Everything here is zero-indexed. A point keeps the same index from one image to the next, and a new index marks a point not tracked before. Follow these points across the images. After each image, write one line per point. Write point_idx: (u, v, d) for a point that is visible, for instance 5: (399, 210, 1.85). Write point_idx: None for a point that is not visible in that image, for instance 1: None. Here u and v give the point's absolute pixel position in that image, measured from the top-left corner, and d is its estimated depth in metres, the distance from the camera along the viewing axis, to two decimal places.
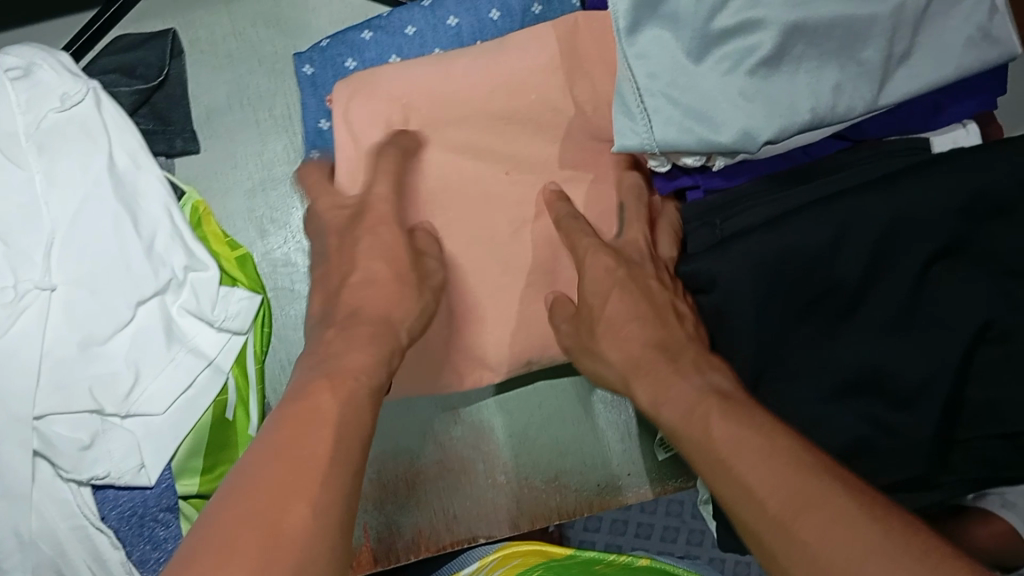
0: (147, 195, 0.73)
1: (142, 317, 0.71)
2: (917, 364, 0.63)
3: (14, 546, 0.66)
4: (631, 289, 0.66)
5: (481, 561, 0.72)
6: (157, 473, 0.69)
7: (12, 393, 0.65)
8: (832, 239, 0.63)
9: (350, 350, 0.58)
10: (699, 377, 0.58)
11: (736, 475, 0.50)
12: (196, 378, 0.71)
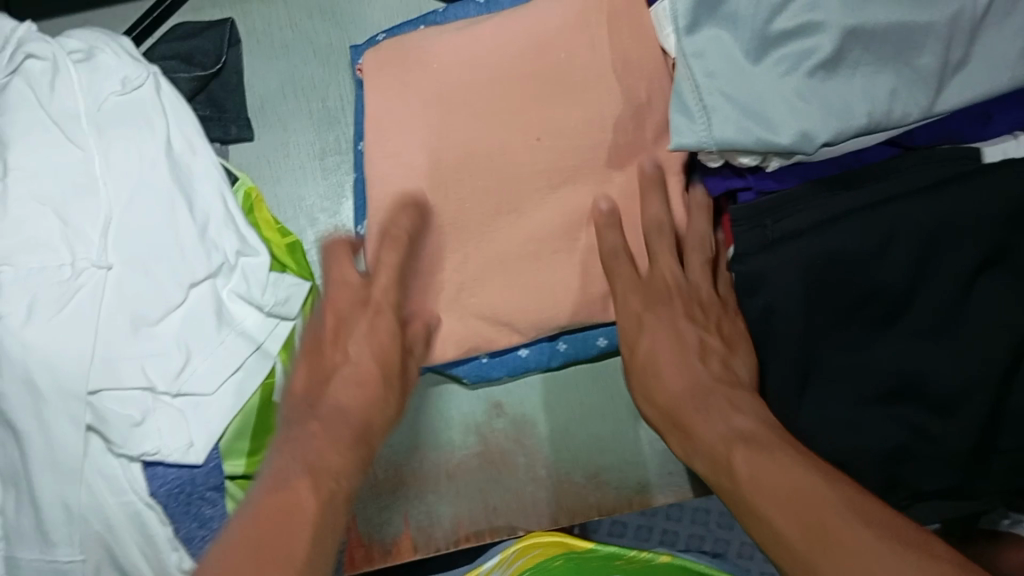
0: (202, 180, 0.74)
1: (194, 299, 0.71)
2: (950, 371, 0.62)
3: (62, 519, 0.66)
4: (665, 333, 0.65)
5: (502, 554, 0.71)
6: (205, 452, 0.68)
7: (57, 366, 0.65)
8: (877, 246, 0.63)
9: (338, 423, 0.56)
10: (733, 418, 0.57)
11: (770, 518, 0.48)
12: (244, 362, 0.72)
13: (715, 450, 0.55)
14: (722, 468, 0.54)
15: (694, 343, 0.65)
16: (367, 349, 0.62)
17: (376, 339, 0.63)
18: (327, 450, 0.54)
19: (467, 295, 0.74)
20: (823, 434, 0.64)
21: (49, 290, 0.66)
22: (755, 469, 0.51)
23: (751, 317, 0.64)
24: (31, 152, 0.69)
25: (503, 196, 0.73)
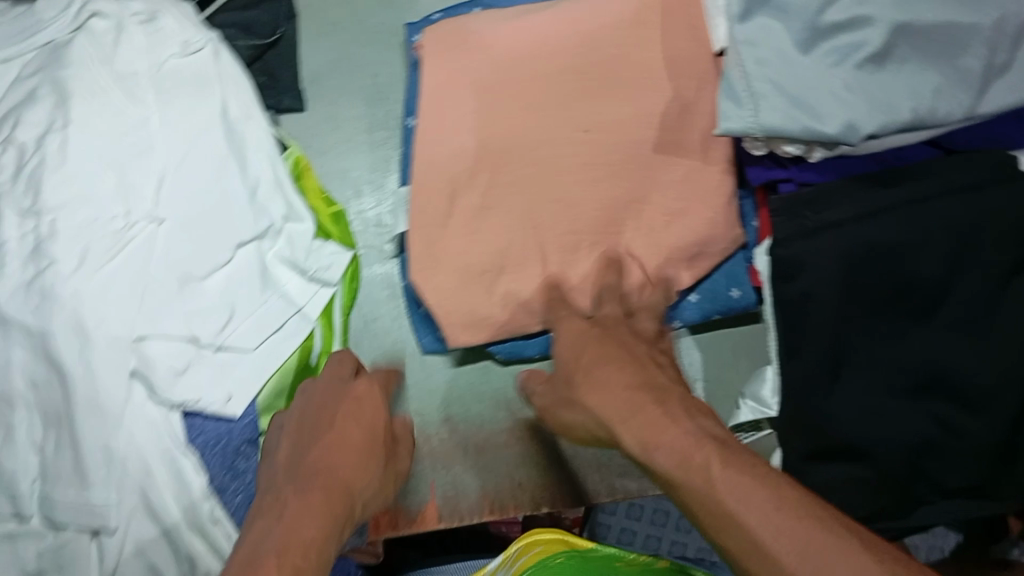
0: (254, 144, 0.77)
1: (240, 259, 0.74)
2: (983, 366, 0.62)
3: (100, 461, 0.65)
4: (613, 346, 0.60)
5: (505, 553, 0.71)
6: (243, 407, 0.71)
7: (105, 312, 0.67)
8: (914, 238, 0.63)
9: (296, 510, 0.50)
10: (700, 418, 0.50)
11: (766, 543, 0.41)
12: (285, 323, 0.74)
13: (682, 449, 0.47)
14: (689, 471, 0.46)
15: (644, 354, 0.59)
16: (354, 437, 0.59)
17: (358, 432, 0.60)
18: (298, 526, 0.49)
19: (500, 270, 0.73)
20: (849, 421, 0.65)
21: (103, 240, 0.68)
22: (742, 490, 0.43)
23: (783, 301, 0.67)
24: (92, 105, 0.71)
25: (543, 177, 0.73)
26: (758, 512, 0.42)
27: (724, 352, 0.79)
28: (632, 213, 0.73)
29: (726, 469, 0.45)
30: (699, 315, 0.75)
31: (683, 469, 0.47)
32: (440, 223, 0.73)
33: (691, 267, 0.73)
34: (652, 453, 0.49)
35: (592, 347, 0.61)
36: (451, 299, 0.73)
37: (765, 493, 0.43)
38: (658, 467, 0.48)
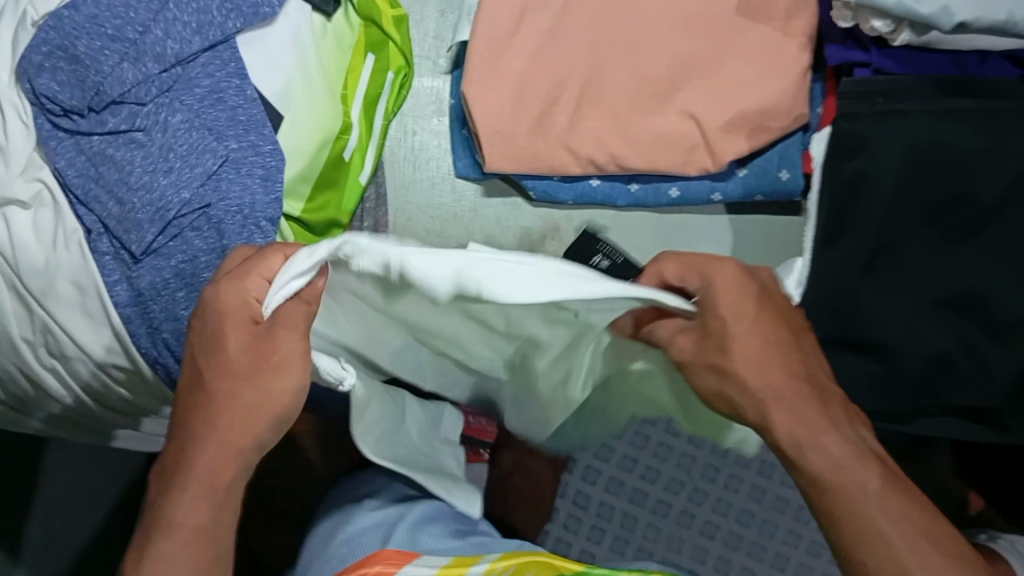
0: (431, 107, 0.82)
1: (291, 16, 0.72)
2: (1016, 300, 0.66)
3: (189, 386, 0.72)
4: (809, 400, 0.49)
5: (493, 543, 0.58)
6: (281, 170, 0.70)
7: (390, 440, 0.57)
8: (985, 148, 0.65)
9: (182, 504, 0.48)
10: (836, 438, 0.48)
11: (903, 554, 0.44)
12: (318, 107, 0.73)
13: (817, 472, 0.47)
14: (821, 491, 0.47)
15: (817, 402, 0.49)
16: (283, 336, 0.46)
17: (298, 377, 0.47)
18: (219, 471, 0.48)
19: (557, 100, 0.74)
20: (879, 313, 0.68)
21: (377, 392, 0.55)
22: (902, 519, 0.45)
23: (841, 180, 0.68)
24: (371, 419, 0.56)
25: (619, 17, 0.74)
26: (903, 530, 0.45)
27: (756, 234, 0.78)
28: (704, 70, 0.73)
29: (886, 487, 0.46)
30: (743, 190, 0.75)
31: (839, 476, 0.47)
32: (507, 43, 0.74)
33: (748, 137, 0.73)
34: (801, 459, 0.48)
35: (794, 393, 0.49)
36: (503, 117, 0.73)
37: (913, 529, 0.45)
38: (808, 466, 0.47)
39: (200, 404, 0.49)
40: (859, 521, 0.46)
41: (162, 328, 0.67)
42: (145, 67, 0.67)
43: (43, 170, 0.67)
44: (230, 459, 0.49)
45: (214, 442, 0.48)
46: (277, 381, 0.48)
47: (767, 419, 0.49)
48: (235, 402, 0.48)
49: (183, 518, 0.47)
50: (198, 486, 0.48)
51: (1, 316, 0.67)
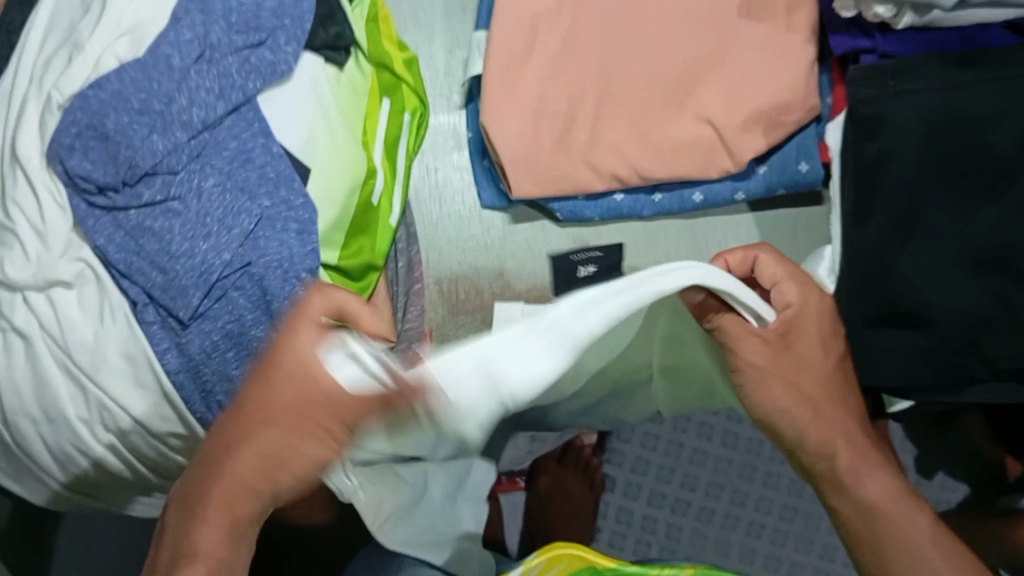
0: (450, 144, 0.84)
1: (306, 71, 0.75)
2: None
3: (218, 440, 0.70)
4: (850, 430, 0.57)
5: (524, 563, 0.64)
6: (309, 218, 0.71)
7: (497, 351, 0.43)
8: (998, 113, 0.67)
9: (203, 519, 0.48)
10: (879, 469, 0.55)
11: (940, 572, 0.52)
12: (342, 155, 0.75)
13: (868, 501, 0.54)
14: (866, 518, 0.54)
15: (864, 436, 0.57)
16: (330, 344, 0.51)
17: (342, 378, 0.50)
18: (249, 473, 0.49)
19: (575, 121, 0.76)
20: (916, 286, 0.70)
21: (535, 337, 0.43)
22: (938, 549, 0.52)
23: (864, 160, 0.70)
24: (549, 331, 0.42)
25: (625, 34, 0.77)
26: (938, 553, 0.52)
27: (783, 228, 0.81)
28: (713, 75, 0.76)
29: (934, 528, 0.53)
30: (765, 186, 0.78)
31: (887, 505, 0.54)
32: (519, 69, 0.76)
33: (765, 134, 0.75)
34: (857, 486, 0.55)
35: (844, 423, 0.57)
36: (524, 141, 0.75)
37: (947, 557, 0.52)
38: (857, 496, 0.55)
39: (240, 429, 0.49)
40: (900, 547, 0.53)
41: (216, 390, 0.68)
42: (174, 136, 0.68)
43: (83, 249, 0.68)
44: (250, 483, 0.49)
45: (257, 445, 0.49)
46: (309, 453, 0.49)
47: (804, 436, 0.56)
48: (259, 429, 0.49)
49: (242, 472, 0.49)
50: (248, 476, 0.49)
51: (54, 399, 0.66)
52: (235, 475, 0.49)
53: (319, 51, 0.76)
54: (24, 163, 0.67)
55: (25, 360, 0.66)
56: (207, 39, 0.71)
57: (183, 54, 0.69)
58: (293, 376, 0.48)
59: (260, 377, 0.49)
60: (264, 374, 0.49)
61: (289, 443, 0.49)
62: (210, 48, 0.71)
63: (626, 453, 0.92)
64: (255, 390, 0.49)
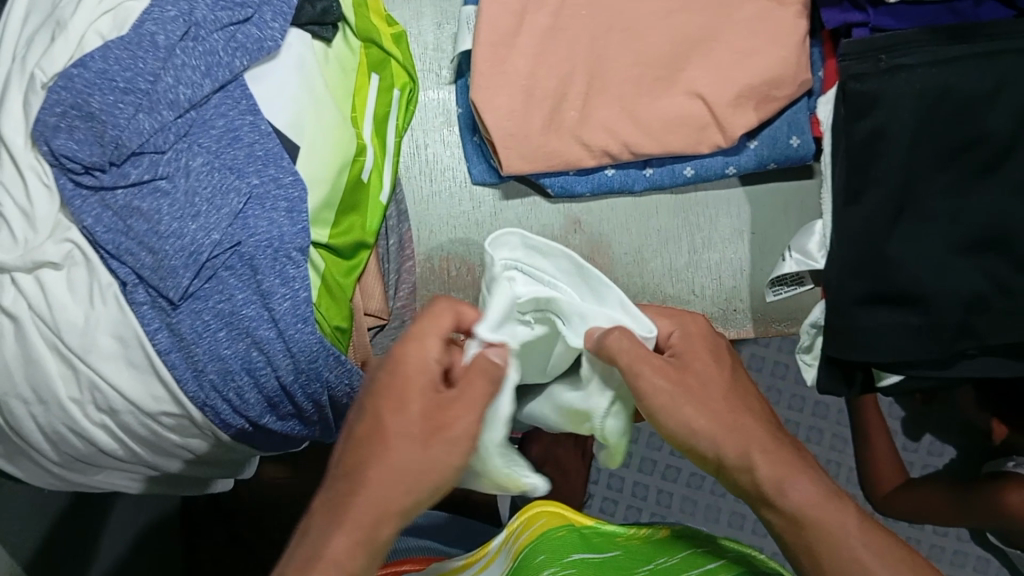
0: (438, 119, 0.84)
1: (293, 47, 0.75)
2: None
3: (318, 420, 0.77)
4: (759, 428, 0.54)
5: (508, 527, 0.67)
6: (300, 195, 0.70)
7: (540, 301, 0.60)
8: (990, 90, 0.67)
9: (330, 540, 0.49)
10: (798, 468, 0.53)
11: (872, 569, 0.50)
12: (333, 132, 0.74)
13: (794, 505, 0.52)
14: (788, 527, 0.53)
15: (779, 437, 0.55)
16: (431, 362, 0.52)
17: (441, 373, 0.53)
18: (388, 477, 0.50)
19: (566, 97, 0.76)
20: (909, 262, 0.71)
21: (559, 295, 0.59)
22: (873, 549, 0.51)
23: (857, 138, 0.70)
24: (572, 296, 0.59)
25: (614, 8, 0.76)
26: (881, 562, 0.51)
27: (774, 202, 0.81)
28: (704, 50, 0.76)
29: (864, 523, 0.52)
30: (756, 160, 0.77)
31: (818, 511, 0.52)
32: (509, 44, 0.75)
33: (755, 109, 0.75)
34: (784, 497, 0.52)
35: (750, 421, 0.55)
36: (515, 119, 0.75)
37: (874, 551, 0.51)
38: (790, 505, 0.52)
39: (353, 481, 0.51)
40: (835, 559, 0.51)
41: (208, 369, 0.68)
42: (160, 114, 0.67)
43: (71, 229, 0.67)
44: (377, 504, 0.50)
45: (368, 493, 0.50)
46: (444, 459, 0.50)
47: (722, 451, 0.54)
48: (387, 441, 0.51)
49: (335, 552, 0.49)
50: (354, 525, 0.50)
51: (46, 380, 0.66)
52: (333, 541, 0.49)
53: (305, 27, 0.75)
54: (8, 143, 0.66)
55: (14, 342, 0.66)
56: (192, 16, 0.70)
57: (168, 32, 0.69)
58: (406, 403, 0.51)
59: (363, 424, 0.52)
60: (365, 420, 0.52)
61: (409, 476, 0.50)
62: (195, 26, 0.70)
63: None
64: (370, 431, 0.51)
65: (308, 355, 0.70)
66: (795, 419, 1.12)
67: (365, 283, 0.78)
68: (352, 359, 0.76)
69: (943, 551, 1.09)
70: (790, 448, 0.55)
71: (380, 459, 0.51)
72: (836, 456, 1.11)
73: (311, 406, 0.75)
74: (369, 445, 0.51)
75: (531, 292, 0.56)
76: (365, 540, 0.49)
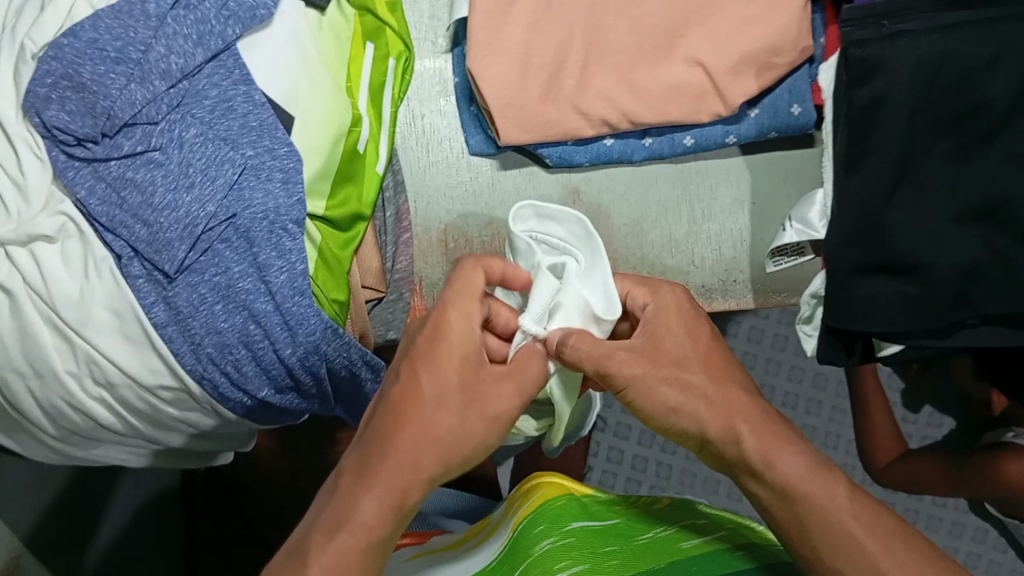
0: (434, 88, 0.82)
1: (286, 14, 0.73)
2: None
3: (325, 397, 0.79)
4: (744, 402, 0.56)
5: (509, 500, 0.70)
6: (291, 161, 0.69)
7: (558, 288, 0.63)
8: (993, 55, 0.66)
9: (359, 497, 0.50)
10: (785, 444, 0.54)
11: (859, 537, 0.51)
12: (329, 103, 0.73)
13: (783, 481, 0.53)
14: (774, 500, 0.53)
15: (764, 413, 0.56)
16: (462, 329, 0.55)
17: (474, 347, 0.55)
18: (417, 441, 0.52)
19: (562, 66, 0.75)
20: (909, 231, 0.70)
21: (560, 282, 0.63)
22: (861, 523, 0.52)
23: (858, 106, 0.69)
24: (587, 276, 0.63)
25: None
26: (867, 533, 0.51)
27: (776, 171, 0.80)
28: (704, 16, 0.74)
29: (853, 495, 0.53)
30: (756, 129, 0.77)
31: (807, 484, 0.53)
32: (505, 11, 0.74)
33: (756, 77, 0.74)
34: (772, 471, 0.53)
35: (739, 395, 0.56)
36: (512, 89, 0.74)
37: (861, 522, 0.52)
38: (778, 479, 0.53)
39: (383, 442, 0.52)
40: (825, 531, 0.51)
41: (205, 343, 0.68)
42: (153, 84, 0.66)
43: (64, 202, 0.66)
44: (409, 468, 0.51)
45: (398, 455, 0.51)
46: (477, 432, 0.54)
47: (705, 428, 0.55)
48: (419, 405, 0.53)
49: (365, 519, 0.49)
50: (384, 493, 0.50)
51: (42, 355, 0.65)
52: (362, 506, 0.50)
53: None
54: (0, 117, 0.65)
55: (9, 315, 0.65)
56: None
57: (158, 0, 0.68)
58: (442, 373, 0.54)
59: (399, 388, 0.54)
60: (402, 384, 0.54)
61: (443, 445, 0.52)
62: None
63: (608, 418, 1.09)
64: (404, 397, 0.53)
65: (306, 329, 0.70)
66: (793, 391, 1.12)
67: (362, 255, 0.77)
68: (351, 333, 0.76)
69: (940, 521, 1.09)
70: (776, 421, 0.56)
71: (415, 425, 0.52)
72: (834, 428, 1.11)
73: (310, 379, 0.74)
74: (405, 411, 0.53)
75: (545, 291, 0.62)
76: (396, 503, 0.51)
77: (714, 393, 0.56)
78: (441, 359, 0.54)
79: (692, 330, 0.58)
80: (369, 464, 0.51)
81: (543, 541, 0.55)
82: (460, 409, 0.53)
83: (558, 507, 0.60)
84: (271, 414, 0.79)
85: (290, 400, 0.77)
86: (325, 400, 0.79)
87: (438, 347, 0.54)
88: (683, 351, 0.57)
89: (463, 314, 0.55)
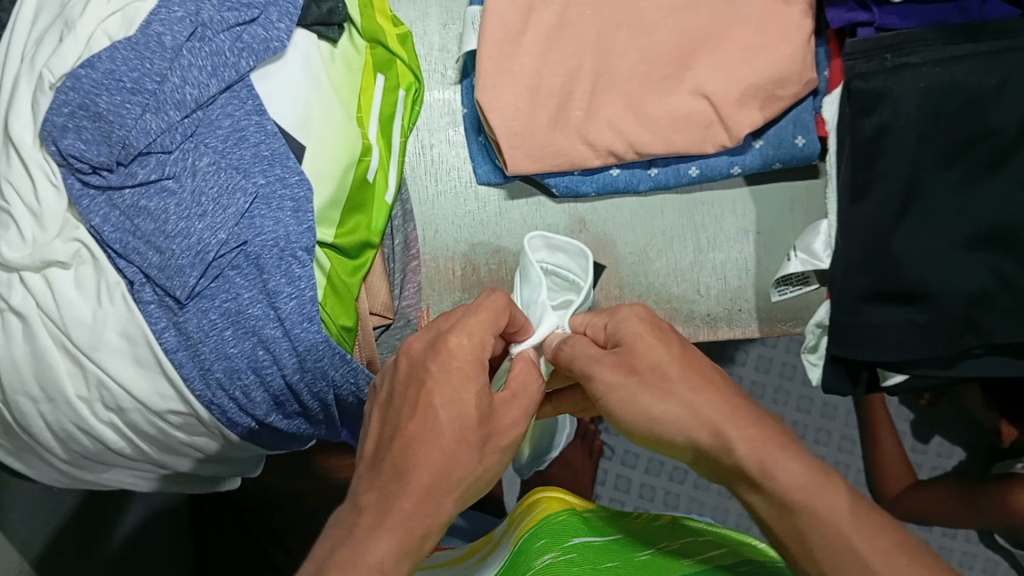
0: (443, 119, 0.84)
1: (298, 47, 0.75)
2: None
3: (322, 420, 0.79)
4: (722, 408, 0.54)
5: (512, 514, 0.71)
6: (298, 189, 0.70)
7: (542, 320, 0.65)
8: (998, 85, 0.67)
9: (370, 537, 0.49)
10: (784, 451, 0.52)
11: (860, 549, 0.49)
12: (339, 131, 0.75)
13: (780, 490, 0.51)
14: (775, 511, 0.51)
15: (750, 421, 0.53)
16: (471, 360, 0.54)
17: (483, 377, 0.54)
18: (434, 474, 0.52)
19: (571, 96, 0.76)
20: (914, 259, 0.71)
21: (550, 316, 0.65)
22: (863, 530, 0.49)
23: (863, 137, 0.70)
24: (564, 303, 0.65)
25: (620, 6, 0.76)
26: (868, 543, 0.49)
27: (781, 201, 0.81)
28: (710, 48, 0.76)
29: (855, 504, 0.50)
30: (761, 160, 0.78)
31: (805, 495, 0.50)
32: (514, 42, 0.76)
33: (761, 108, 0.75)
34: (769, 480, 0.51)
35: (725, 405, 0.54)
36: (521, 119, 0.75)
37: (862, 530, 0.49)
38: (775, 487, 0.51)
39: (396, 478, 0.51)
40: (824, 539, 0.49)
41: (214, 368, 0.68)
42: (167, 114, 0.68)
43: (79, 228, 0.67)
44: (423, 503, 0.51)
45: (412, 490, 0.51)
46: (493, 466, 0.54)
47: (694, 440, 0.54)
48: (436, 439, 0.52)
49: (380, 562, 0.48)
50: (401, 532, 0.50)
51: (54, 378, 0.66)
52: (377, 549, 0.49)
53: (311, 27, 0.76)
54: (17, 142, 0.66)
55: (21, 339, 0.66)
56: (199, 16, 0.71)
57: (174, 32, 0.69)
58: (460, 404, 0.53)
59: (416, 423, 0.53)
60: (419, 419, 0.53)
61: (461, 480, 0.52)
62: (201, 26, 0.70)
63: (615, 446, 1.09)
64: (419, 434, 0.52)
65: (313, 354, 0.71)
66: (801, 420, 1.12)
67: (372, 282, 0.79)
68: (358, 358, 0.77)
69: (951, 552, 1.09)
70: (773, 428, 0.53)
71: (432, 459, 0.52)
72: (843, 457, 1.11)
73: (317, 406, 0.76)
74: (421, 447, 0.52)
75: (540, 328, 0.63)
76: (410, 540, 0.50)
77: (689, 403, 0.54)
78: (454, 391, 0.53)
79: (662, 340, 0.56)
80: (379, 504, 0.51)
81: (543, 555, 0.55)
82: (471, 440, 0.53)
83: (560, 521, 0.61)
84: (274, 438, 0.79)
85: (287, 422, 0.76)
86: (325, 424, 0.80)
87: (452, 380, 0.53)
88: (658, 362, 0.55)
89: (468, 341, 0.54)
